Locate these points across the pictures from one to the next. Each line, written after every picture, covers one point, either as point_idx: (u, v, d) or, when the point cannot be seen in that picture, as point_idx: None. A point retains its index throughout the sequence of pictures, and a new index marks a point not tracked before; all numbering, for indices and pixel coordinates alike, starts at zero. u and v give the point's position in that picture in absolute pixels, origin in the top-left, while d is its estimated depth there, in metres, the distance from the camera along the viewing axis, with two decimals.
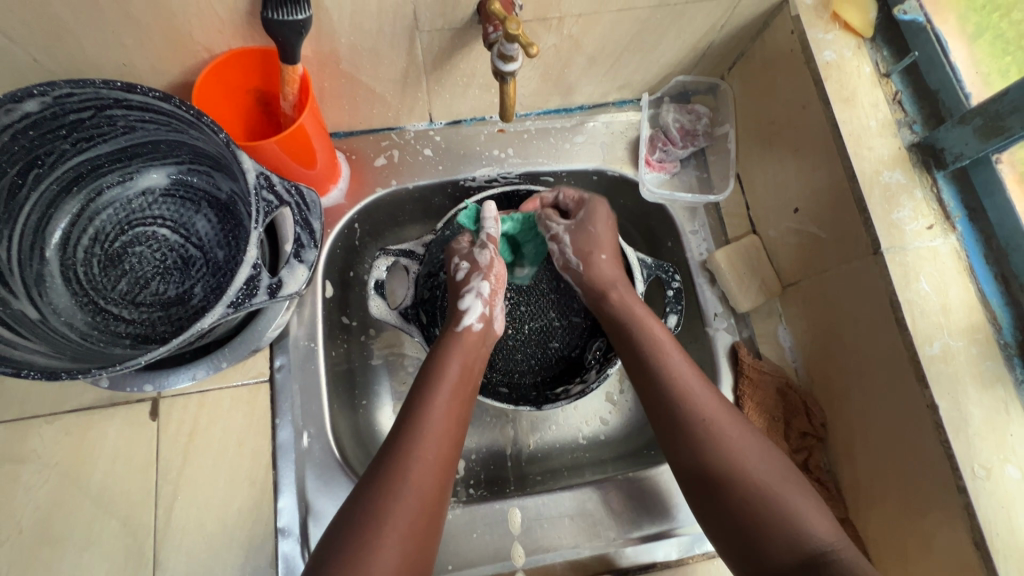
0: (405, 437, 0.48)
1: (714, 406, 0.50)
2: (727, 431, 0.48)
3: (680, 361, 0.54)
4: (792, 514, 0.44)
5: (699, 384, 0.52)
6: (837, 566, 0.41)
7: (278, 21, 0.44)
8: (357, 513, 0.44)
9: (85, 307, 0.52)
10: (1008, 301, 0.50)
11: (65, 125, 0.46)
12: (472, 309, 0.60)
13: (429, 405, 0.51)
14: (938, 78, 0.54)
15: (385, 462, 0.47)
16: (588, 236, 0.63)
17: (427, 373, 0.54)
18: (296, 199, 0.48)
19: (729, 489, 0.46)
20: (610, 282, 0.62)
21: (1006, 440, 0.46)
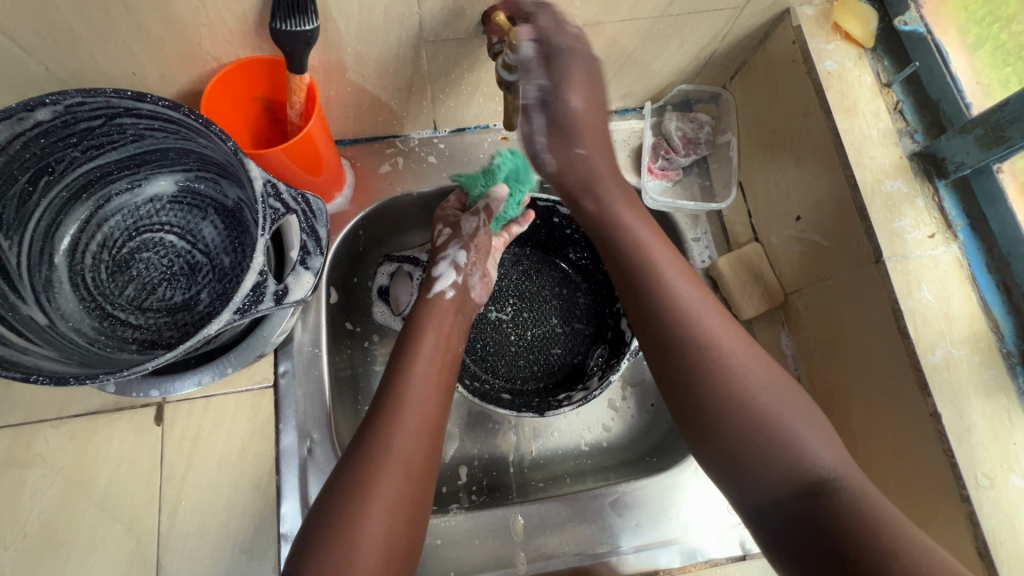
0: (388, 409, 0.50)
1: (719, 333, 0.49)
2: (728, 357, 0.47)
3: (682, 287, 0.52)
4: (790, 443, 0.44)
5: (701, 309, 0.50)
6: (836, 492, 0.41)
7: (286, 32, 0.44)
8: (342, 483, 0.46)
9: (92, 312, 0.52)
10: (1010, 310, 0.50)
11: (76, 133, 0.47)
12: (444, 277, 0.62)
13: (410, 376, 0.53)
14: (939, 88, 0.54)
15: (367, 433, 0.48)
16: (565, 129, 0.58)
17: (405, 345, 0.56)
18: (303, 207, 0.47)
19: (727, 418, 0.46)
20: (591, 179, 0.60)
21: (1009, 449, 0.47)
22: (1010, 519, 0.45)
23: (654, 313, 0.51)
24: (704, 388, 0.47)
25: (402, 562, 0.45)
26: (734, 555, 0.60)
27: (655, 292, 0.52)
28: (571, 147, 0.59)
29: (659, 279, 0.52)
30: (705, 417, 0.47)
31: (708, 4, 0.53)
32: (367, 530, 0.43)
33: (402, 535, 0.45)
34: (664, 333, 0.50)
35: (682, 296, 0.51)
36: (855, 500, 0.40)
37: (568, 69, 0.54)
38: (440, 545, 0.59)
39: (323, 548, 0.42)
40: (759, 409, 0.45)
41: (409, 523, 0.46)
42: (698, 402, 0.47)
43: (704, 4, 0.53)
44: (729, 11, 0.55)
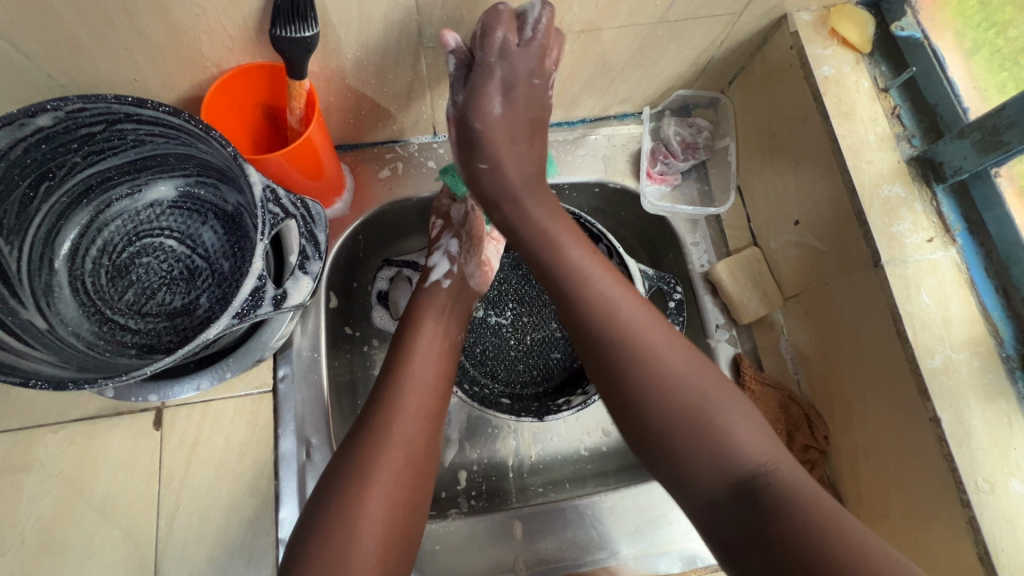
0: (388, 395, 0.51)
1: (644, 335, 0.48)
2: (655, 351, 0.47)
3: (610, 290, 0.50)
4: (721, 437, 0.43)
5: (626, 304, 0.50)
6: (765, 486, 0.41)
7: (286, 39, 0.44)
8: (342, 466, 0.46)
9: (91, 317, 0.52)
10: (1009, 314, 0.50)
11: (77, 139, 0.47)
12: (438, 266, 0.65)
13: (412, 364, 0.54)
14: (936, 93, 0.54)
15: (368, 420, 0.49)
16: (471, 141, 0.56)
17: (405, 336, 0.58)
18: (302, 212, 0.47)
19: (658, 413, 0.45)
20: (508, 191, 0.56)
21: (1010, 454, 0.46)
22: (1012, 524, 0.45)
23: (577, 309, 0.50)
24: (632, 385, 0.46)
25: (401, 546, 0.45)
26: None
27: (575, 288, 0.51)
28: (475, 161, 0.57)
29: (580, 274, 0.51)
30: (638, 415, 0.46)
31: (706, 10, 0.53)
32: (367, 512, 0.44)
33: (400, 517, 0.46)
34: (589, 331, 0.49)
35: (604, 291, 0.50)
36: (791, 494, 0.40)
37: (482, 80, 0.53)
38: (438, 551, 0.59)
39: (324, 532, 0.43)
40: (686, 403, 0.45)
41: (407, 506, 0.46)
42: (630, 400, 0.47)
43: (701, 10, 0.53)
44: (726, 17, 0.55)
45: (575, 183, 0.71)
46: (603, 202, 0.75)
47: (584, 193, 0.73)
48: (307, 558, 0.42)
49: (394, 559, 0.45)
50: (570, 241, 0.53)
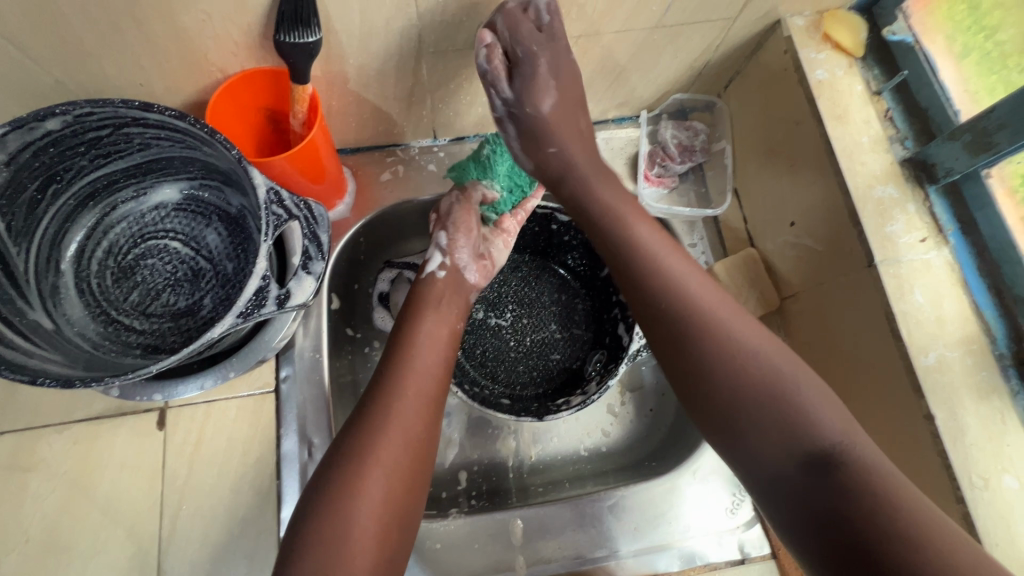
0: (389, 377, 0.52)
1: (710, 307, 0.48)
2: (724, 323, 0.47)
3: (677, 265, 0.52)
4: (794, 409, 0.42)
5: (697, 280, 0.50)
6: (841, 457, 0.40)
7: (289, 44, 0.45)
8: (344, 445, 0.47)
9: (97, 318, 0.53)
10: (1002, 312, 0.51)
11: (84, 143, 0.48)
12: (429, 258, 0.64)
13: (413, 348, 0.55)
14: (928, 96, 0.55)
15: (368, 406, 0.50)
16: (536, 133, 0.59)
17: (406, 323, 0.58)
18: (305, 214, 0.48)
19: (726, 386, 0.45)
20: (565, 169, 0.60)
21: (1003, 451, 0.47)
22: (1005, 519, 0.46)
23: (647, 283, 0.51)
24: (705, 357, 0.46)
25: (401, 523, 0.46)
26: (733, 559, 0.61)
27: (645, 263, 0.52)
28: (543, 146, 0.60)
29: (651, 251, 0.53)
30: (706, 386, 0.46)
31: (701, 15, 0.54)
32: (366, 496, 0.44)
33: (400, 502, 0.46)
34: (660, 302, 0.50)
35: (674, 268, 0.51)
36: (864, 467, 0.39)
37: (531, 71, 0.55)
38: (440, 550, 0.59)
39: (326, 507, 0.43)
40: (756, 375, 0.44)
41: (406, 491, 0.47)
42: (700, 372, 0.46)
43: (697, 15, 0.54)
44: (721, 22, 0.56)
45: None
46: None
47: None
48: (305, 541, 0.42)
49: (394, 536, 0.45)
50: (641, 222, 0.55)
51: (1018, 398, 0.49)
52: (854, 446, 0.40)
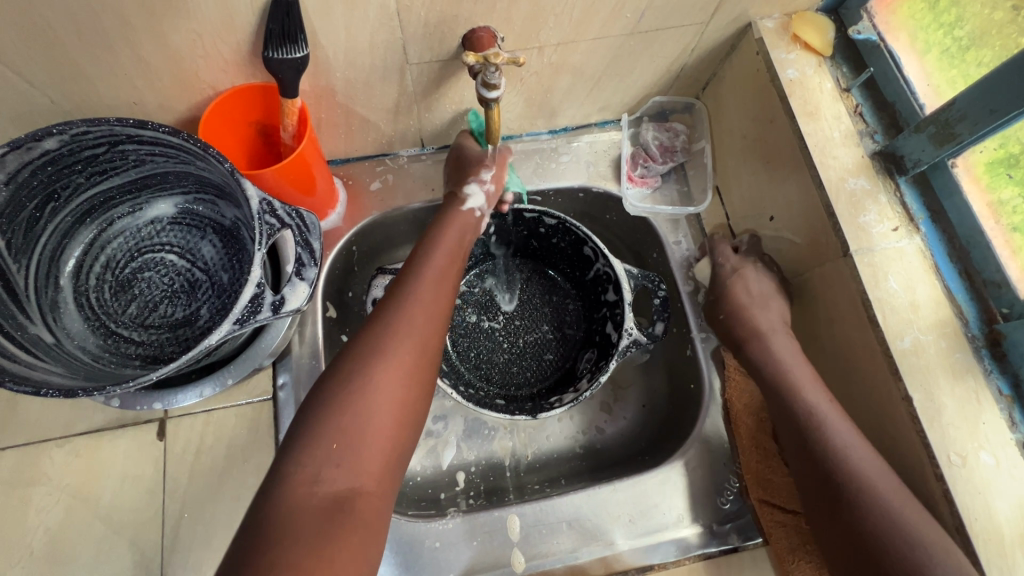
0: (400, 294, 0.52)
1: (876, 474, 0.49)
2: (870, 495, 0.48)
3: (846, 432, 0.52)
4: None
5: (856, 454, 0.51)
6: None
7: (277, 60, 0.48)
8: (357, 350, 0.47)
9: (96, 331, 0.54)
10: (973, 296, 0.53)
11: (81, 161, 0.49)
12: (473, 197, 0.63)
13: (424, 271, 0.55)
14: (894, 90, 0.58)
15: (383, 314, 0.50)
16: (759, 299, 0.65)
17: (425, 243, 0.59)
18: (297, 222, 0.50)
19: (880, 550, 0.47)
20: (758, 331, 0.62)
21: (980, 428, 0.49)
22: (983, 495, 0.47)
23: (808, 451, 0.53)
24: (861, 528, 0.48)
25: (407, 432, 0.46)
26: (725, 547, 0.60)
27: (816, 434, 0.53)
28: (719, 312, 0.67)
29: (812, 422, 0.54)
30: (855, 545, 0.48)
31: (675, 20, 0.57)
32: (376, 390, 0.45)
33: (411, 406, 0.47)
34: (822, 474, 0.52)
35: (838, 439, 0.52)
36: None
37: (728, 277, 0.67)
38: (439, 549, 0.60)
39: (336, 404, 0.43)
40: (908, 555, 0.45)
41: (416, 392, 0.47)
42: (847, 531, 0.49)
43: (670, 21, 0.57)
44: (693, 27, 0.59)
45: (560, 188, 0.74)
46: (586, 207, 0.77)
47: (569, 198, 0.76)
48: (316, 429, 0.42)
49: (402, 443, 0.45)
50: (810, 388, 0.56)
51: (993, 377, 0.50)
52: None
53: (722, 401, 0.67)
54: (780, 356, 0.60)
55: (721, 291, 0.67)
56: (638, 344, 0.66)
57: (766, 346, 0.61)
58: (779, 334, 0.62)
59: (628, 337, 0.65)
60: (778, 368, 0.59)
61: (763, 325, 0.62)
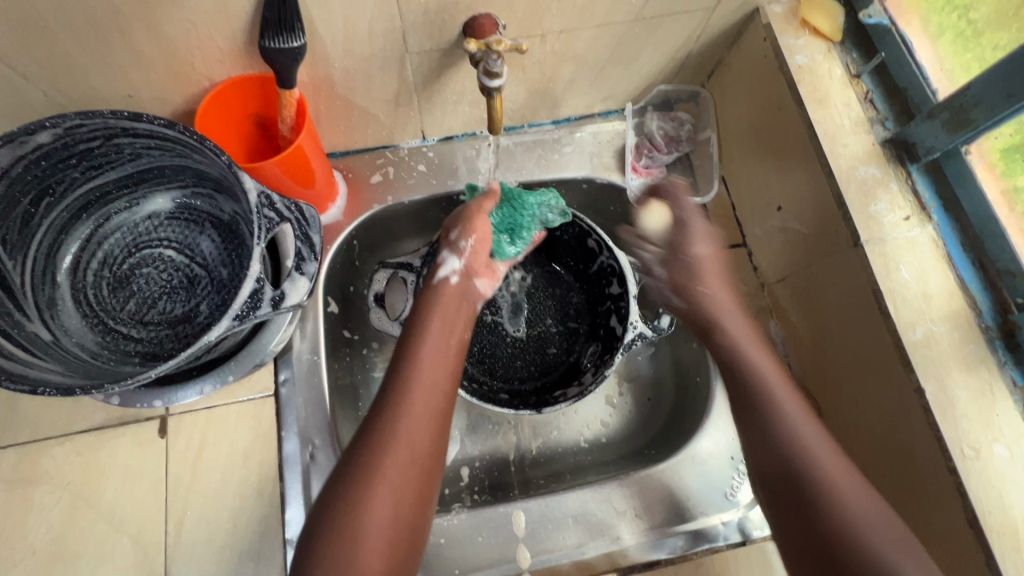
0: (393, 393, 0.51)
1: (814, 434, 0.51)
2: (843, 510, 0.46)
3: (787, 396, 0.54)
4: (870, 550, 0.43)
5: (827, 466, 0.48)
6: None
7: (274, 49, 0.47)
8: (352, 463, 0.47)
9: (95, 328, 0.53)
10: (987, 285, 0.51)
11: (75, 155, 0.48)
12: (446, 263, 0.61)
13: (418, 359, 0.53)
14: (906, 76, 0.56)
15: (375, 420, 0.49)
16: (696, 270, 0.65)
17: (414, 331, 0.56)
18: (296, 215, 0.49)
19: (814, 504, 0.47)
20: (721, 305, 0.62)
21: (994, 421, 0.48)
22: (998, 488, 0.46)
23: (773, 462, 0.51)
24: (797, 479, 0.49)
25: (405, 544, 0.46)
26: (733, 541, 0.60)
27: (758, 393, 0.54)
28: (695, 283, 0.64)
29: (779, 432, 0.51)
30: (793, 498, 0.48)
31: (680, 5, 0.55)
32: (371, 512, 0.44)
33: (408, 516, 0.46)
34: (792, 487, 0.49)
35: (806, 439, 0.50)
36: None
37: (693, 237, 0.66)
38: (444, 544, 0.60)
39: (332, 529, 0.43)
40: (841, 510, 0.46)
41: (410, 511, 0.46)
42: (812, 545, 0.46)
43: (675, 7, 0.55)
44: (699, 12, 0.57)
45: (563, 179, 0.72)
46: (591, 198, 0.76)
47: (573, 189, 0.74)
48: (316, 555, 0.42)
49: (400, 555, 0.45)
50: (771, 372, 0.56)
51: (1007, 369, 0.49)
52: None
53: None
54: (731, 326, 0.60)
55: (690, 260, 0.65)
56: (644, 338, 0.65)
57: (728, 335, 0.59)
58: (739, 317, 0.61)
59: (635, 330, 0.65)
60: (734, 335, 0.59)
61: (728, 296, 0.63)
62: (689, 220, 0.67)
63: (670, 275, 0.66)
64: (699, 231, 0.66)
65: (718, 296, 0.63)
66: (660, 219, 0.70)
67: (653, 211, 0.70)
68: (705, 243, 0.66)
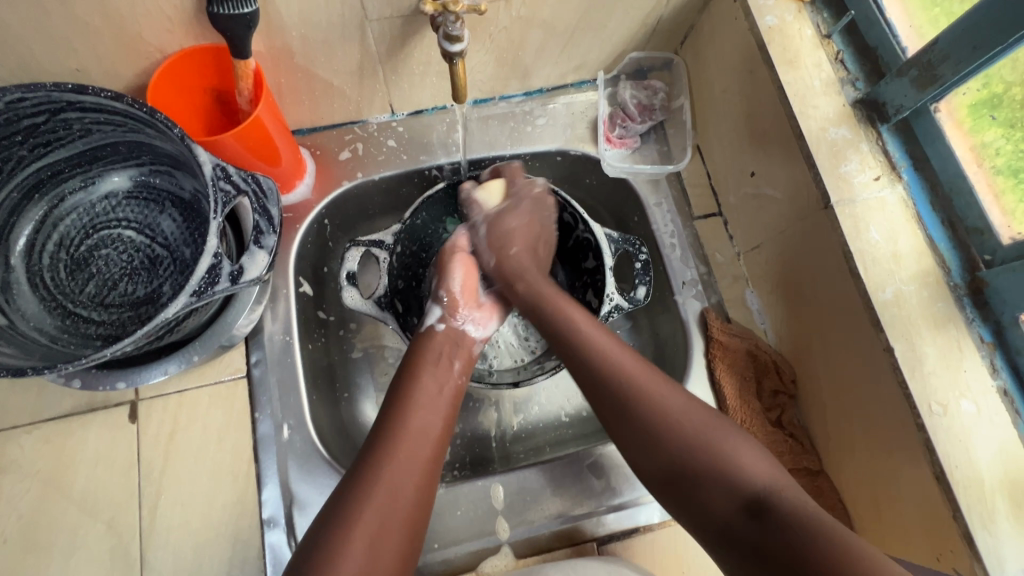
0: (372, 464, 0.48)
1: (637, 368, 0.52)
2: (672, 413, 0.49)
3: (597, 332, 0.56)
4: (720, 458, 0.46)
5: (651, 381, 0.51)
6: (773, 500, 0.42)
7: (224, 16, 0.46)
8: (317, 545, 0.43)
9: (53, 312, 0.52)
10: (956, 244, 0.51)
11: (20, 131, 0.47)
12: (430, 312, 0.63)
13: (404, 424, 0.51)
14: (876, 35, 0.55)
15: (347, 495, 0.46)
16: (499, 240, 0.66)
17: (401, 394, 0.54)
18: (253, 187, 0.49)
19: (661, 434, 0.48)
20: (519, 273, 0.65)
21: (961, 376, 0.48)
22: (964, 443, 0.46)
23: (597, 377, 0.52)
24: (637, 416, 0.49)
25: None
26: None
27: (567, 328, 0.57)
28: (505, 246, 0.66)
29: (607, 355, 0.53)
30: (641, 434, 0.49)
31: None
32: None
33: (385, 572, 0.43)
34: (626, 404, 0.50)
35: (639, 381, 0.51)
36: (793, 507, 0.41)
37: (513, 206, 0.66)
38: None
39: None
40: (688, 433, 0.47)
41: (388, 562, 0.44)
42: (657, 451, 0.48)
43: None
44: None
45: (537, 153, 0.72)
46: (567, 171, 0.75)
47: (547, 162, 0.73)
48: None
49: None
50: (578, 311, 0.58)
51: (974, 325, 0.50)
52: (774, 490, 0.43)
53: (707, 360, 0.65)
54: (540, 288, 0.63)
55: (507, 228, 0.66)
56: (621, 310, 0.65)
57: (534, 283, 0.63)
58: (546, 279, 0.64)
59: (611, 302, 0.64)
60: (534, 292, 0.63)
61: (526, 264, 0.65)
62: (518, 201, 0.66)
63: (488, 230, 0.67)
64: (523, 208, 0.66)
65: (525, 260, 0.66)
66: (493, 196, 0.67)
67: (489, 185, 0.67)
68: (520, 222, 0.67)
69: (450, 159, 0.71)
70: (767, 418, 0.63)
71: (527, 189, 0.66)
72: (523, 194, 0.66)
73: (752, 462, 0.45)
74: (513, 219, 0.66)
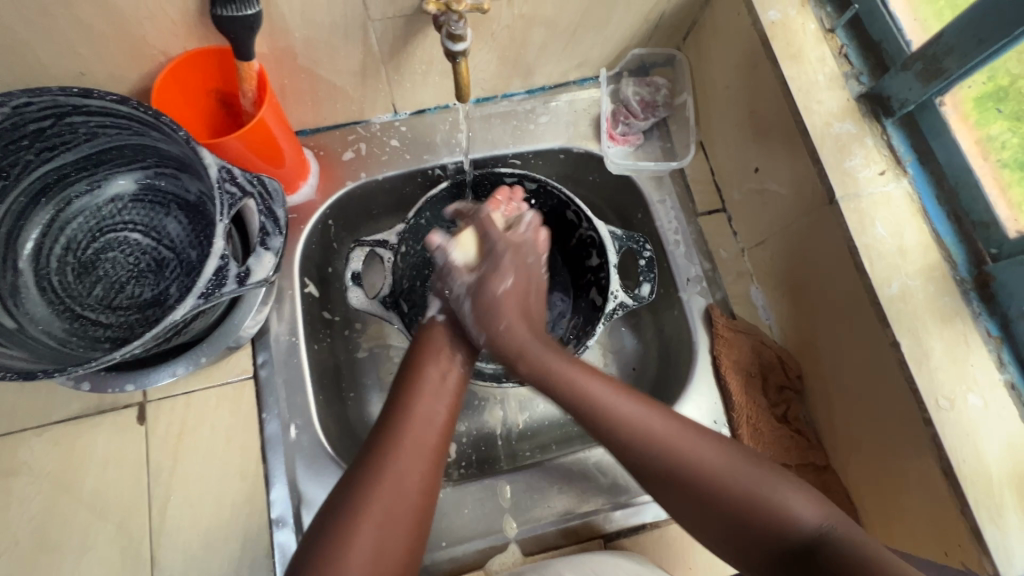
0: (377, 449, 0.48)
1: (664, 423, 0.51)
2: (713, 462, 0.48)
3: (614, 393, 0.53)
4: (775, 507, 0.45)
5: (684, 435, 0.50)
6: (835, 543, 0.42)
7: (227, 18, 0.46)
8: (324, 530, 0.44)
9: (62, 315, 0.52)
10: (962, 238, 0.51)
11: (27, 135, 0.47)
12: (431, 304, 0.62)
13: (411, 412, 0.51)
14: (880, 29, 0.54)
15: (352, 481, 0.46)
16: (489, 309, 0.59)
17: (408, 383, 0.54)
18: (259, 189, 0.49)
19: (708, 487, 0.47)
20: (518, 350, 0.58)
21: (968, 370, 0.48)
22: (972, 437, 0.46)
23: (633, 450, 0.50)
24: (679, 475, 0.48)
25: None
26: None
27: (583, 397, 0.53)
28: (494, 322, 0.59)
29: (631, 421, 0.51)
30: (688, 492, 0.48)
31: None
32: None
33: None
34: (665, 468, 0.49)
35: (671, 438, 0.50)
36: (856, 543, 0.42)
37: (496, 262, 0.61)
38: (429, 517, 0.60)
39: None
40: (735, 484, 0.47)
41: None
42: (710, 505, 0.47)
43: None
44: None
45: (539, 150, 0.71)
46: (570, 168, 0.75)
47: (549, 160, 0.73)
48: None
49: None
50: (588, 373, 0.55)
51: (981, 319, 0.49)
52: (832, 530, 0.43)
53: (712, 355, 0.65)
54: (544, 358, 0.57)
55: (494, 297, 0.59)
56: (625, 307, 0.64)
57: (536, 360, 0.57)
58: (547, 348, 0.58)
59: (616, 299, 0.64)
60: (538, 365, 0.57)
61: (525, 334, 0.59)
62: (498, 254, 0.62)
63: (474, 304, 0.60)
64: (503, 265, 0.61)
65: (521, 332, 0.59)
66: (468, 253, 0.62)
67: (460, 239, 0.62)
68: (507, 280, 0.61)
69: (453, 158, 0.70)
70: (774, 414, 0.63)
71: (506, 241, 0.62)
72: (501, 244, 0.62)
73: (805, 505, 0.45)
74: (499, 286, 0.60)
